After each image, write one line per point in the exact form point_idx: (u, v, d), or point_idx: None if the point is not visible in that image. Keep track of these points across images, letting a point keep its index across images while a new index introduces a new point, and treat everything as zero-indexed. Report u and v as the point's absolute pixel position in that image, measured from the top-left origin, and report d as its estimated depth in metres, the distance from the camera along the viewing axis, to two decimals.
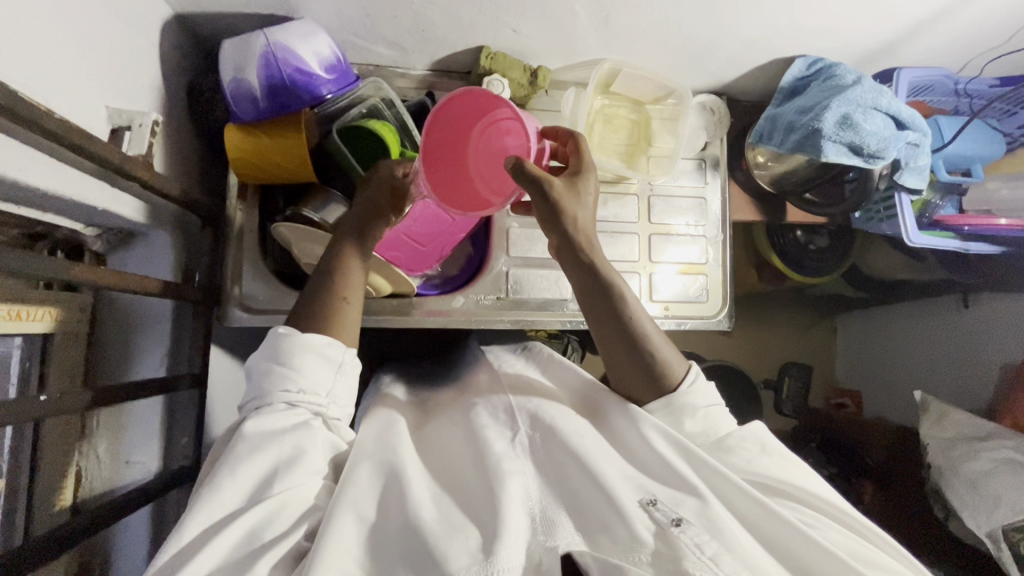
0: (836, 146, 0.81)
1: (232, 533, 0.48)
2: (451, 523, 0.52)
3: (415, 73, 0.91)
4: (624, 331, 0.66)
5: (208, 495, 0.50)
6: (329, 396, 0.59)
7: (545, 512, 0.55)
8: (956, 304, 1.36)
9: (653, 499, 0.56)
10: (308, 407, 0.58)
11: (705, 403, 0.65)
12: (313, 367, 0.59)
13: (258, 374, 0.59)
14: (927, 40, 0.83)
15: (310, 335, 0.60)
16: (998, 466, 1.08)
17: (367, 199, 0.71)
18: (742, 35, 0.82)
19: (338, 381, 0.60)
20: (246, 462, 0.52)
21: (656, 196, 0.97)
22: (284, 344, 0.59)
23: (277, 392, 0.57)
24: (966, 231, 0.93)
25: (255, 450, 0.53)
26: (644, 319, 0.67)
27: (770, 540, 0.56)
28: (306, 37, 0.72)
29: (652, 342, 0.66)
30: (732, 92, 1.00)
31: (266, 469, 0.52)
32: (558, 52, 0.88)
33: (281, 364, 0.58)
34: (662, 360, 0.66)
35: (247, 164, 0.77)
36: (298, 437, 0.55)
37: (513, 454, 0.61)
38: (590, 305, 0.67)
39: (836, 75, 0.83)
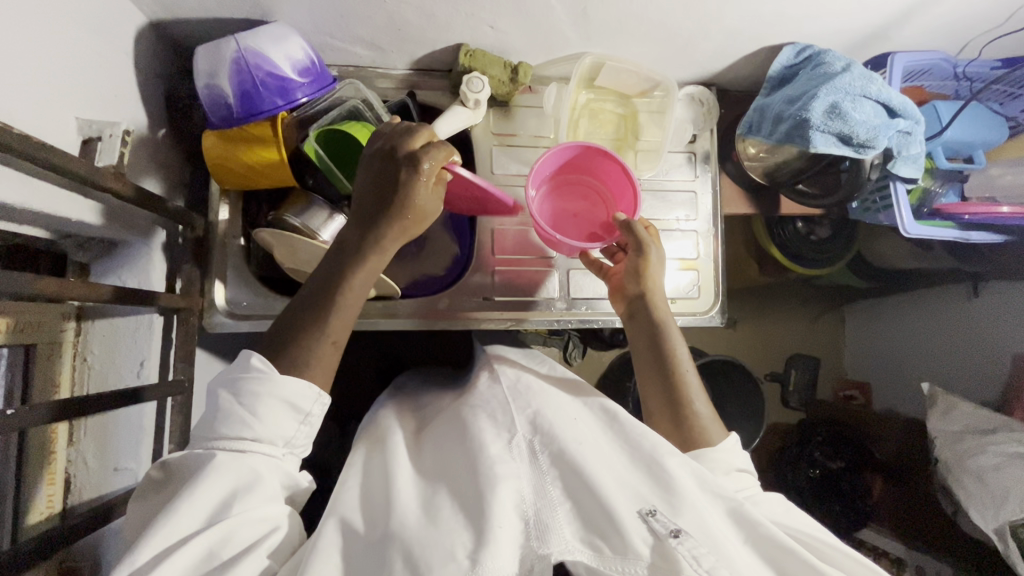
0: (825, 136, 0.78)
1: (188, 554, 0.48)
2: (436, 528, 0.52)
3: (395, 73, 0.91)
4: (674, 381, 0.70)
5: (165, 516, 0.49)
6: (286, 445, 0.57)
7: (538, 515, 0.54)
8: (965, 293, 1.32)
9: (652, 509, 0.55)
10: (264, 456, 0.56)
11: (736, 464, 0.66)
12: (276, 414, 0.57)
13: (217, 408, 0.56)
14: (920, 22, 0.80)
15: (281, 380, 0.58)
16: (1006, 460, 1.05)
17: (374, 175, 0.67)
18: (726, 23, 0.79)
19: (300, 431, 0.59)
20: (205, 484, 0.51)
21: (645, 191, 0.96)
22: (250, 385, 0.57)
23: (232, 436, 0.55)
24: (967, 220, 0.90)
25: (212, 478, 0.52)
26: (694, 379, 0.71)
27: (771, 560, 0.55)
28: (278, 41, 0.71)
29: (691, 395, 0.70)
30: (721, 83, 0.98)
31: (225, 492, 0.52)
32: (540, 47, 0.87)
33: (243, 407, 0.56)
34: (701, 419, 0.68)
35: (228, 170, 0.77)
36: (258, 468, 0.54)
37: (509, 456, 0.59)
38: (640, 343, 0.75)
39: (824, 62, 0.80)
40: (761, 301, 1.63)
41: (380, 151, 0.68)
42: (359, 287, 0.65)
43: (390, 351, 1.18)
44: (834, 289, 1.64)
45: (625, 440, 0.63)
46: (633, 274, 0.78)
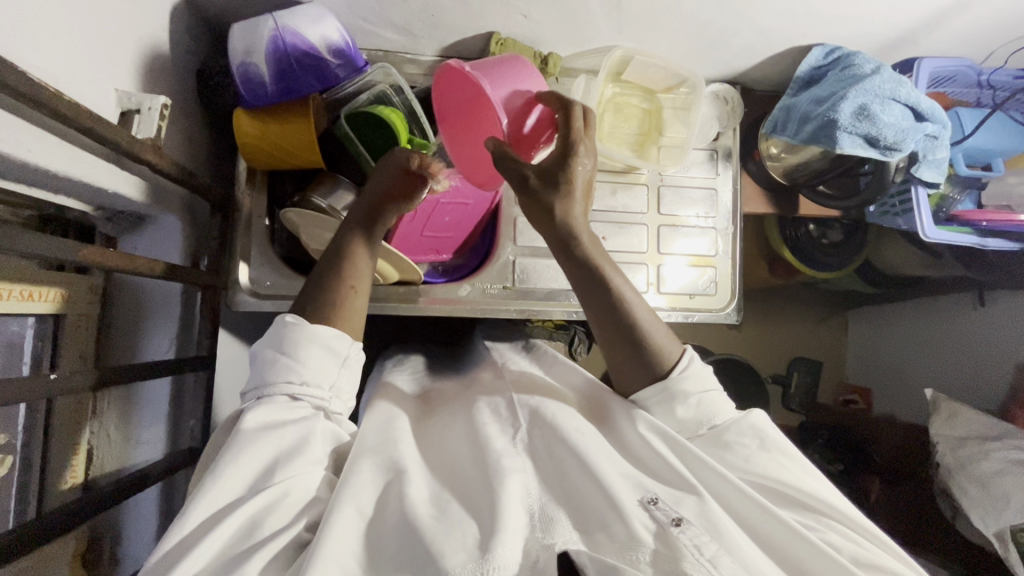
0: (852, 137, 0.79)
1: (235, 520, 0.48)
2: (449, 517, 0.51)
3: (424, 59, 0.91)
4: (621, 328, 0.65)
5: (213, 482, 0.50)
6: (331, 389, 0.59)
7: (544, 509, 0.55)
8: (971, 302, 1.34)
9: (654, 498, 0.55)
10: (310, 398, 0.58)
11: (701, 390, 0.65)
12: (319, 359, 0.59)
13: (263, 361, 0.59)
14: (949, 28, 0.81)
15: (316, 327, 0.60)
16: (1009, 467, 1.07)
17: (379, 186, 0.70)
18: (758, 22, 0.80)
19: (342, 374, 0.61)
20: (249, 450, 0.52)
21: (666, 186, 0.96)
22: (291, 334, 0.60)
23: (280, 383, 0.58)
24: (984, 226, 0.91)
25: (255, 441, 0.53)
26: (638, 309, 0.66)
27: (764, 539, 0.56)
28: (314, 22, 0.71)
29: (644, 329, 0.65)
30: (746, 82, 0.98)
31: (272, 456, 0.53)
32: (570, 39, 0.87)
33: (286, 355, 0.59)
34: (655, 344, 0.65)
35: (260, 150, 0.77)
36: (303, 427, 0.56)
37: (514, 451, 0.61)
38: (584, 295, 0.67)
39: (854, 63, 0.80)
40: (768, 303, 1.64)
41: (386, 159, 0.71)
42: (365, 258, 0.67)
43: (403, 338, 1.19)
44: (839, 293, 1.65)
45: (627, 435, 0.64)
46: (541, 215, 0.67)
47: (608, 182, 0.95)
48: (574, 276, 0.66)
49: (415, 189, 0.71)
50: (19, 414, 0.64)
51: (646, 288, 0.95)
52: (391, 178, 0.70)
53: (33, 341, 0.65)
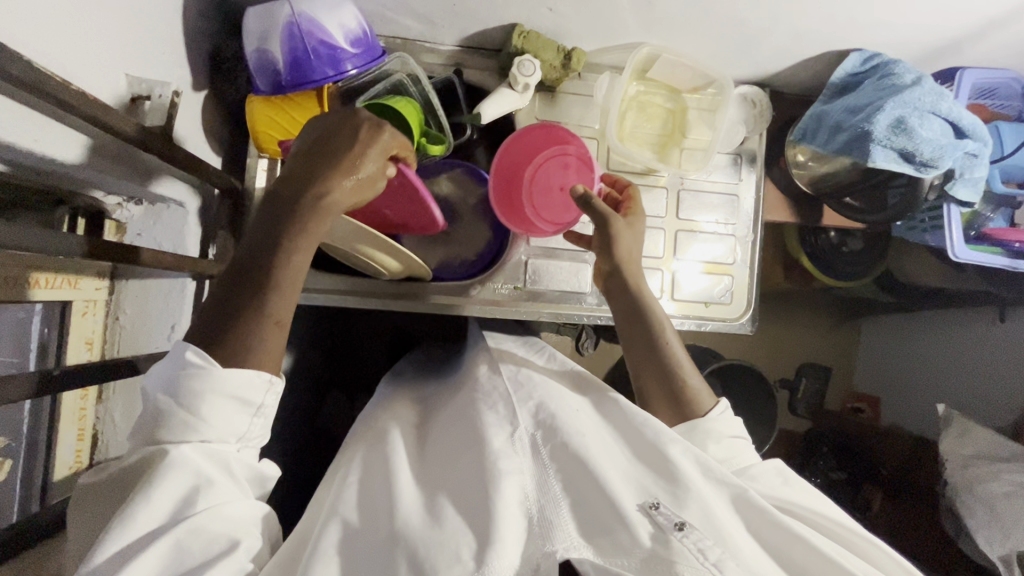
0: (885, 151, 0.75)
1: (151, 562, 0.45)
2: (441, 528, 0.51)
3: (443, 49, 0.88)
4: (662, 363, 0.68)
5: (121, 529, 0.46)
6: (239, 439, 0.54)
7: (542, 512, 0.53)
8: (991, 317, 1.30)
9: (655, 502, 0.54)
10: (215, 453, 0.52)
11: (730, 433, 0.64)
12: (225, 411, 0.52)
13: (158, 408, 0.51)
14: (997, 39, 0.77)
15: (227, 373, 0.52)
16: (1018, 490, 1.05)
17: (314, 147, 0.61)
18: (796, 24, 0.76)
19: (253, 424, 0.55)
20: (157, 491, 0.48)
21: (685, 191, 0.93)
22: (191, 381, 0.51)
23: (180, 439, 0.51)
24: (1017, 248, 0.88)
25: (157, 489, 0.48)
26: (680, 351, 0.70)
27: (780, 554, 0.53)
28: (333, 9, 0.68)
29: (685, 370, 0.68)
30: (776, 84, 0.94)
31: (179, 497, 0.48)
32: (596, 34, 0.83)
33: (187, 408, 0.51)
34: (693, 389, 0.67)
35: (272, 138, 0.75)
36: (207, 469, 0.50)
37: (513, 450, 0.58)
38: (631, 327, 0.72)
39: (894, 73, 0.76)
40: (781, 308, 1.61)
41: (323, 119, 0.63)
42: (294, 265, 0.57)
43: (409, 330, 1.18)
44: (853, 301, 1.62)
45: (630, 431, 0.62)
46: (604, 254, 0.74)
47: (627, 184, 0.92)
48: (622, 305, 0.73)
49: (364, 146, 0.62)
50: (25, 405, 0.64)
51: (660, 294, 0.93)
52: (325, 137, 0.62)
53: (40, 327, 0.65)
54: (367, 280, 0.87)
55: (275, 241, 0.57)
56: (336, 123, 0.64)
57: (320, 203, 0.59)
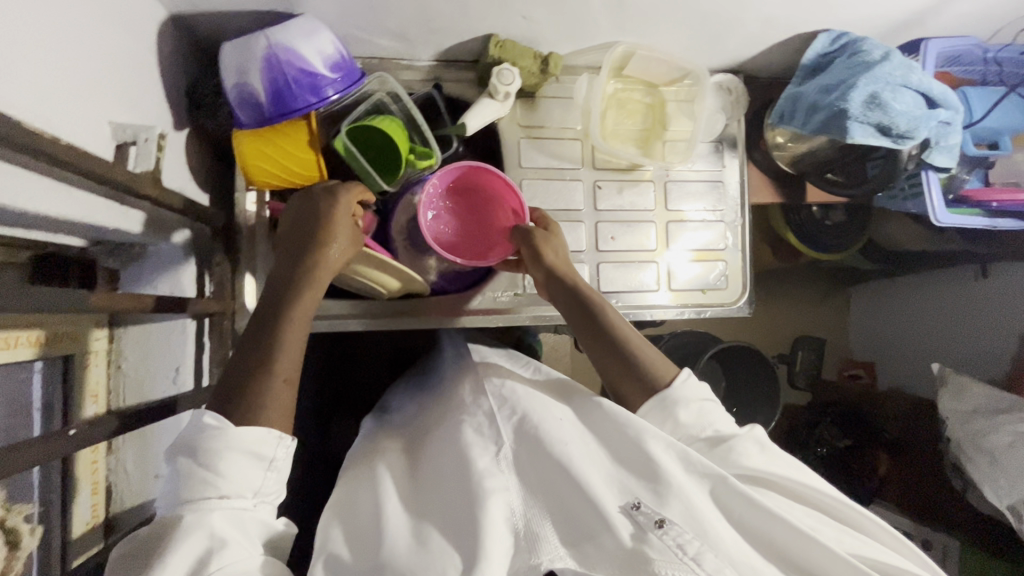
0: (863, 127, 0.77)
1: None
2: (429, 551, 0.51)
3: (420, 65, 0.89)
4: (610, 342, 0.68)
5: None
6: (256, 495, 0.52)
7: (529, 525, 0.54)
8: (973, 275, 1.35)
9: (636, 502, 0.54)
10: (232, 509, 0.51)
11: (700, 398, 0.64)
12: (240, 466, 0.51)
13: (177, 472, 0.51)
14: (956, 9, 0.80)
15: (241, 431, 0.52)
16: (1019, 440, 1.09)
17: (298, 225, 0.68)
18: (765, 10, 0.78)
19: (269, 479, 0.53)
20: (172, 554, 0.46)
21: (672, 182, 0.95)
22: (207, 441, 0.51)
23: (198, 499, 0.50)
24: (995, 207, 0.93)
25: (169, 553, 0.46)
26: (623, 325, 0.70)
27: (759, 534, 0.54)
28: (308, 36, 0.68)
29: (635, 345, 0.68)
30: (749, 70, 0.96)
31: (194, 562, 0.47)
32: (570, 38, 0.84)
33: (203, 467, 0.50)
34: (648, 361, 0.66)
35: (260, 170, 0.75)
36: (222, 530, 0.49)
37: (497, 468, 0.57)
38: (574, 323, 0.72)
39: (863, 50, 0.78)
40: (773, 284, 1.63)
41: (300, 198, 0.70)
42: (301, 313, 0.61)
43: (412, 345, 1.18)
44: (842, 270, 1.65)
45: (610, 431, 0.61)
46: (535, 258, 0.76)
47: (615, 181, 0.94)
48: (564, 303, 0.73)
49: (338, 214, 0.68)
50: (35, 472, 0.62)
51: (656, 286, 0.94)
52: (312, 215, 0.68)
53: (42, 383, 0.64)
54: (366, 301, 0.87)
55: (282, 296, 0.61)
56: (314, 203, 0.69)
57: (314, 265, 0.64)
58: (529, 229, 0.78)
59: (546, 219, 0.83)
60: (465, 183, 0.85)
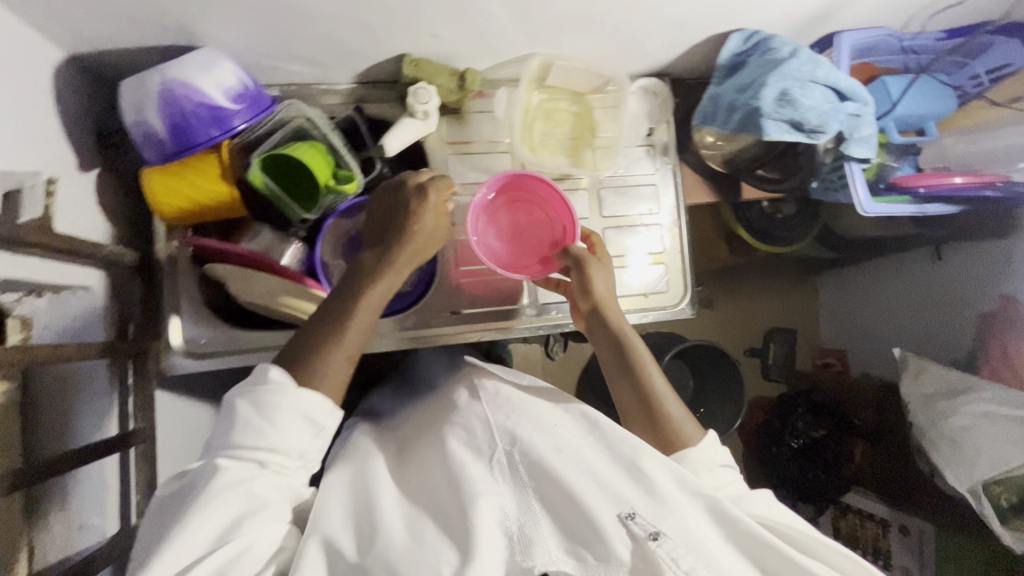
0: (777, 123, 0.78)
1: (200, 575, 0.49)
2: (422, 548, 0.54)
3: (340, 88, 0.88)
4: (636, 391, 0.69)
5: (178, 533, 0.50)
6: (299, 458, 0.57)
7: (522, 530, 0.56)
8: (930, 256, 1.33)
9: (631, 512, 0.56)
10: (275, 466, 0.56)
11: (720, 461, 0.65)
12: (292, 426, 0.56)
13: (236, 416, 0.56)
14: (862, 2, 0.80)
15: (299, 393, 0.57)
16: (976, 420, 1.09)
17: (381, 216, 0.73)
18: (673, 15, 0.78)
19: (315, 444, 0.58)
20: (214, 503, 0.52)
21: (606, 189, 0.94)
22: (268, 395, 0.56)
23: (247, 447, 0.55)
24: (922, 193, 0.91)
25: (210, 502, 0.52)
26: (655, 375, 0.69)
27: (751, 555, 0.57)
28: (206, 68, 0.67)
29: (660, 398, 0.68)
30: (674, 72, 0.96)
31: (230, 516, 0.52)
32: (485, 53, 0.84)
33: (262, 420, 0.55)
34: (671, 417, 0.67)
35: (173, 206, 0.74)
36: (261, 491, 0.54)
37: (489, 475, 0.59)
38: (605, 361, 0.73)
39: (772, 48, 0.79)
40: (736, 280, 1.64)
41: (392, 186, 0.73)
42: (359, 322, 0.63)
43: (366, 370, 1.16)
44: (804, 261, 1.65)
45: (609, 441, 0.62)
46: (580, 291, 0.76)
47: None
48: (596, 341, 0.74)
49: (411, 207, 0.71)
50: None
51: None
52: (399, 207, 0.72)
53: None
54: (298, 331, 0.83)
55: (346, 301, 0.64)
56: (393, 196, 0.73)
57: (376, 269, 0.67)
58: (582, 255, 0.77)
59: (597, 247, 0.82)
60: (525, 197, 0.85)
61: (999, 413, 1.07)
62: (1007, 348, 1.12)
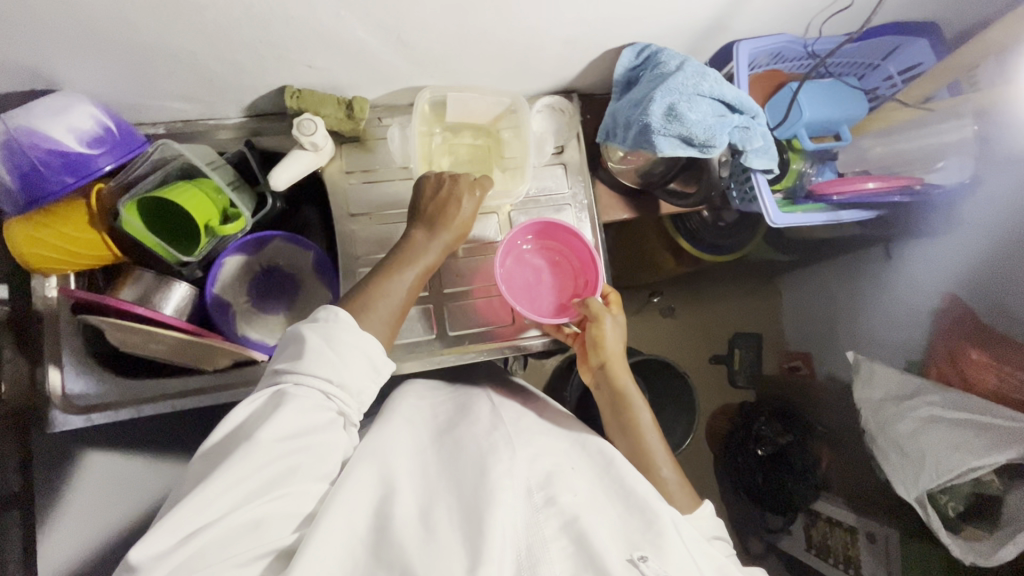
0: (668, 139, 0.76)
1: (242, 515, 0.49)
2: (435, 549, 0.50)
3: (231, 122, 0.85)
4: (633, 448, 0.75)
5: (236, 462, 0.50)
6: (356, 400, 0.59)
7: (530, 547, 0.52)
8: (880, 257, 1.25)
9: (642, 555, 0.52)
10: (338, 402, 0.57)
11: (710, 531, 0.69)
12: (358, 366, 0.58)
13: (306, 346, 0.57)
14: (752, 11, 0.78)
15: (364, 338, 0.59)
16: (924, 425, 0.99)
17: (433, 194, 0.73)
18: (554, 34, 0.76)
19: (369, 388, 0.60)
20: (279, 437, 0.52)
21: (517, 211, 0.90)
22: (338, 332, 0.58)
23: (317, 379, 0.56)
24: (836, 200, 0.89)
25: (277, 435, 0.52)
26: (654, 440, 0.75)
27: None
28: (55, 114, 0.65)
29: (657, 461, 0.74)
30: (581, 88, 0.94)
31: (288, 456, 0.52)
32: (373, 80, 0.82)
33: (331, 353, 0.57)
34: (664, 480, 0.72)
35: (43, 257, 0.71)
36: (318, 430, 0.54)
37: (507, 481, 0.56)
38: (609, 413, 0.79)
39: (661, 62, 0.77)
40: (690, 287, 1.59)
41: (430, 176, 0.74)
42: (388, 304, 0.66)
43: None
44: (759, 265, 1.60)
45: (623, 485, 0.60)
46: (591, 345, 0.80)
47: None
48: (602, 393, 0.81)
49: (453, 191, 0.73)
50: None
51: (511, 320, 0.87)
52: (440, 194, 0.73)
53: None
54: (193, 376, 0.80)
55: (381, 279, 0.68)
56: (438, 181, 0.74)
57: (407, 250, 0.71)
58: (602, 310, 0.78)
59: (615, 304, 0.84)
60: (555, 243, 0.87)
61: (947, 417, 0.97)
62: (952, 349, 1.05)
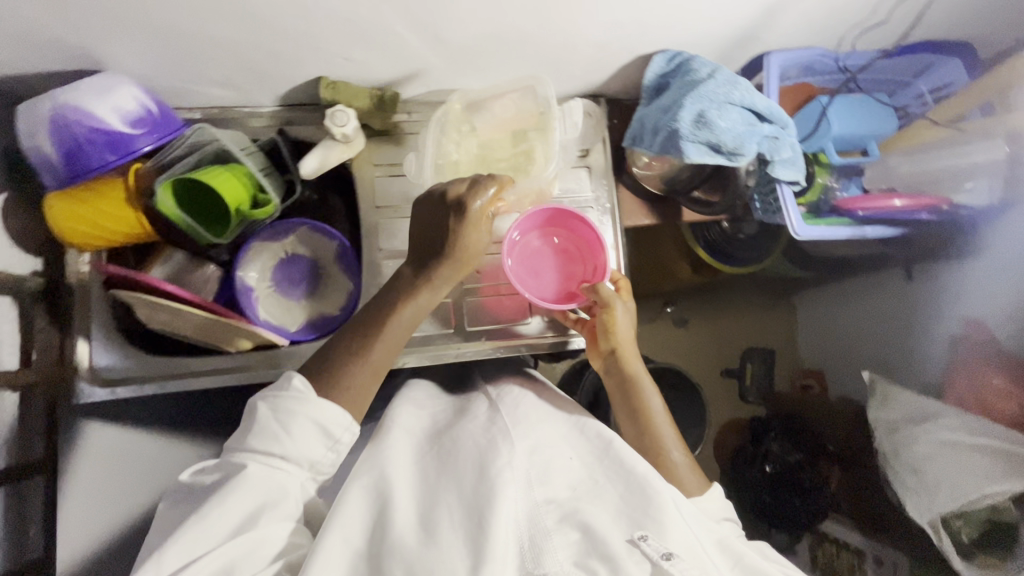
0: (696, 145, 0.77)
1: (208, 565, 0.50)
2: (438, 547, 0.51)
3: (265, 110, 0.87)
4: (640, 432, 0.75)
5: (195, 524, 0.52)
6: (311, 465, 0.58)
7: (533, 538, 0.52)
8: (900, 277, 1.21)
9: (643, 533, 0.54)
10: (293, 464, 0.57)
11: (720, 512, 0.69)
12: (309, 435, 0.58)
13: (255, 418, 0.57)
14: (785, 23, 0.79)
15: (321, 403, 0.59)
16: (939, 449, 0.99)
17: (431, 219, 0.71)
18: (588, 37, 0.77)
19: (326, 454, 0.59)
20: (238, 493, 0.53)
21: None
22: (286, 400, 0.58)
23: (269, 446, 0.56)
24: (862, 215, 0.89)
25: (234, 494, 0.53)
26: (663, 423, 0.75)
27: None
28: (101, 94, 0.67)
29: (667, 445, 0.73)
30: (609, 93, 0.94)
31: (247, 509, 0.53)
32: (406, 75, 0.83)
33: (278, 424, 0.57)
34: (673, 463, 0.71)
35: (78, 232, 0.73)
36: (274, 488, 0.55)
37: (504, 475, 0.56)
38: (617, 397, 0.79)
39: (693, 69, 0.78)
40: None
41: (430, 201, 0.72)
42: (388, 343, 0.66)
43: None
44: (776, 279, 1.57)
45: (620, 468, 0.60)
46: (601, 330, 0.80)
47: None
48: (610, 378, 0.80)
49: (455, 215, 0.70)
50: None
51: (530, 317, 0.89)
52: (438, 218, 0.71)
53: None
54: (217, 355, 0.82)
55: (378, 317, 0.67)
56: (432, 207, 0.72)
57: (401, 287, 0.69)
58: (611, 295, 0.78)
59: (626, 288, 0.84)
60: (565, 228, 0.85)
61: (965, 443, 0.96)
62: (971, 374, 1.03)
